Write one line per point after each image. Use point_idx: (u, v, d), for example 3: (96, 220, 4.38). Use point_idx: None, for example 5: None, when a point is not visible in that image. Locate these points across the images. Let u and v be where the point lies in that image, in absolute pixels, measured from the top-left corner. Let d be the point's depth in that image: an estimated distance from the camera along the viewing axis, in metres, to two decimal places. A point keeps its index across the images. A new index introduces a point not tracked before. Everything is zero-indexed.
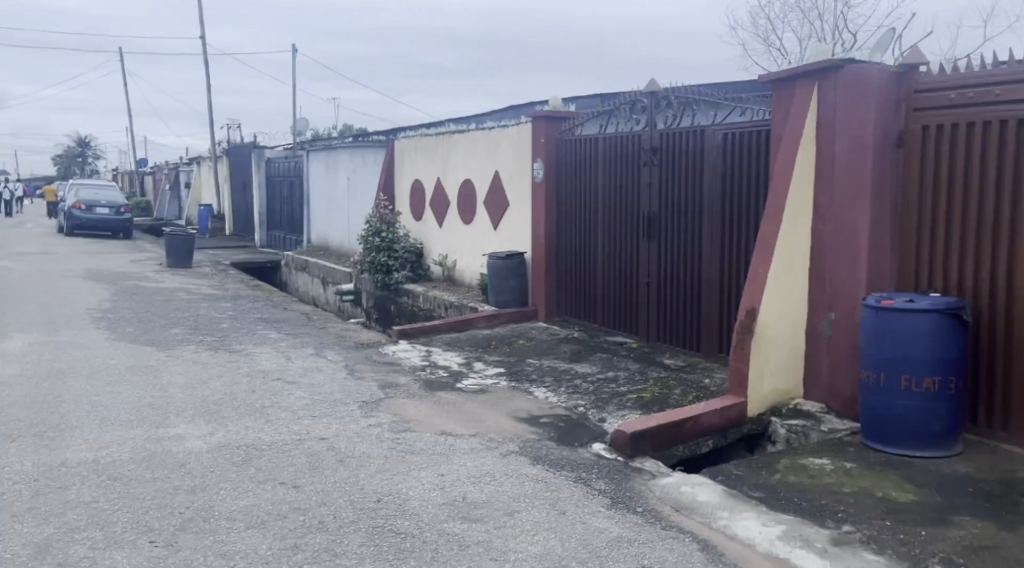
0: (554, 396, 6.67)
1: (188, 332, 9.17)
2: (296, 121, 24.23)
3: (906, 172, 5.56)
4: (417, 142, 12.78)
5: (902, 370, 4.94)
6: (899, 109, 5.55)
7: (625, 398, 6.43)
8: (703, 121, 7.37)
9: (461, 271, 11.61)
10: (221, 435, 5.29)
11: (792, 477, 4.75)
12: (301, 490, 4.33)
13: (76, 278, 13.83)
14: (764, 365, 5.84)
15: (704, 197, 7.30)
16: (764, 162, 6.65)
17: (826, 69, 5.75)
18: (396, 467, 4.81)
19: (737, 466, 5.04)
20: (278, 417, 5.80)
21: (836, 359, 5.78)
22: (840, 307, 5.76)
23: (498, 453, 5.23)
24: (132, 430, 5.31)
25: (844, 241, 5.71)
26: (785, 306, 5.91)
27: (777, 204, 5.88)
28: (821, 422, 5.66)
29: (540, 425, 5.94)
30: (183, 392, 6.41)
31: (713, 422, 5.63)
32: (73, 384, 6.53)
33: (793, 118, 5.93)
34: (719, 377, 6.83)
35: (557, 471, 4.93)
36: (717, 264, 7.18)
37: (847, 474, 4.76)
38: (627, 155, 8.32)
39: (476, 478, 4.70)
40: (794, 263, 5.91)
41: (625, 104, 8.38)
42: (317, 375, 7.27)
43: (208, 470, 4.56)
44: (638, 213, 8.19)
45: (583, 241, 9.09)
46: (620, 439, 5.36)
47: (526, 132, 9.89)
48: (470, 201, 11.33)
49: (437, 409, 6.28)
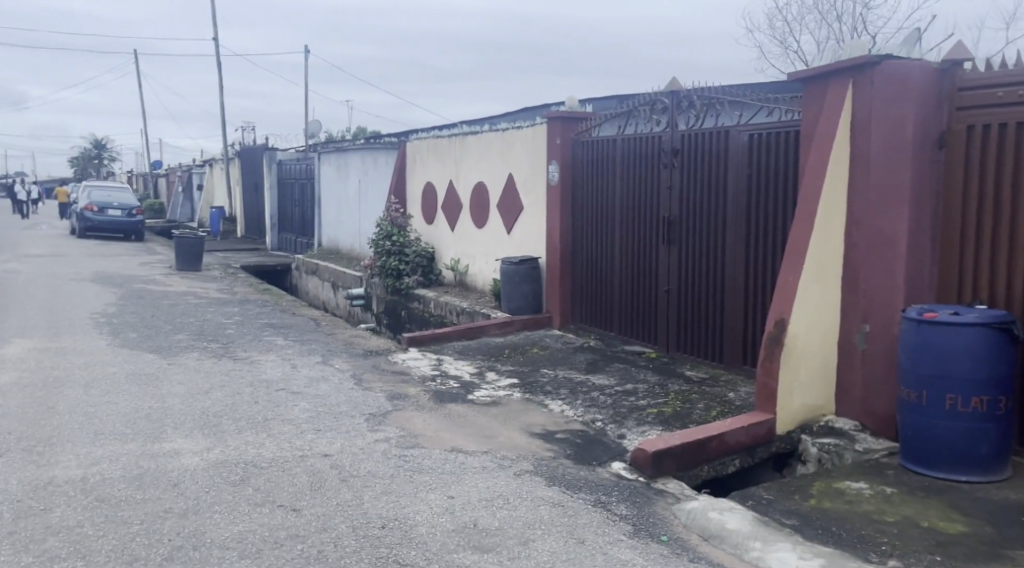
0: (570, 410, 6.35)
1: (193, 338, 8.91)
2: (309, 123, 24.07)
3: (948, 174, 5.24)
4: (429, 144, 12.52)
5: (946, 388, 4.59)
6: (940, 108, 5.23)
7: (644, 413, 6.11)
8: (728, 121, 7.04)
9: (473, 276, 11.32)
10: (219, 450, 5.01)
11: (827, 503, 4.41)
12: (301, 514, 4.04)
13: (83, 281, 13.65)
14: (794, 379, 5.51)
15: (729, 200, 6.97)
16: (792, 162, 6.30)
17: (859, 65, 5.39)
18: (403, 488, 4.51)
19: (768, 489, 4.70)
20: (280, 431, 5.52)
21: (871, 374, 5.44)
22: (876, 318, 5.40)
23: (511, 472, 4.93)
24: (126, 445, 5.03)
25: (879, 248, 5.36)
26: (817, 317, 5.57)
27: (809, 208, 5.53)
28: (856, 441, 5.31)
29: (555, 441, 5.63)
30: (183, 403, 6.14)
31: (740, 440, 5.31)
32: (69, 394, 6.27)
33: (826, 118, 5.57)
34: (744, 391, 6.48)
35: (575, 494, 4.61)
36: (741, 270, 6.85)
37: (888, 500, 4.42)
38: (647, 156, 8.00)
39: (488, 501, 4.39)
40: (827, 271, 5.56)
41: (645, 104, 8.07)
42: (323, 385, 6.98)
43: (202, 491, 4.28)
44: (658, 217, 7.87)
45: (600, 245, 8.77)
46: (640, 457, 5.06)
47: (541, 133, 9.59)
48: (482, 204, 11.04)
49: (447, 423, 5.98)
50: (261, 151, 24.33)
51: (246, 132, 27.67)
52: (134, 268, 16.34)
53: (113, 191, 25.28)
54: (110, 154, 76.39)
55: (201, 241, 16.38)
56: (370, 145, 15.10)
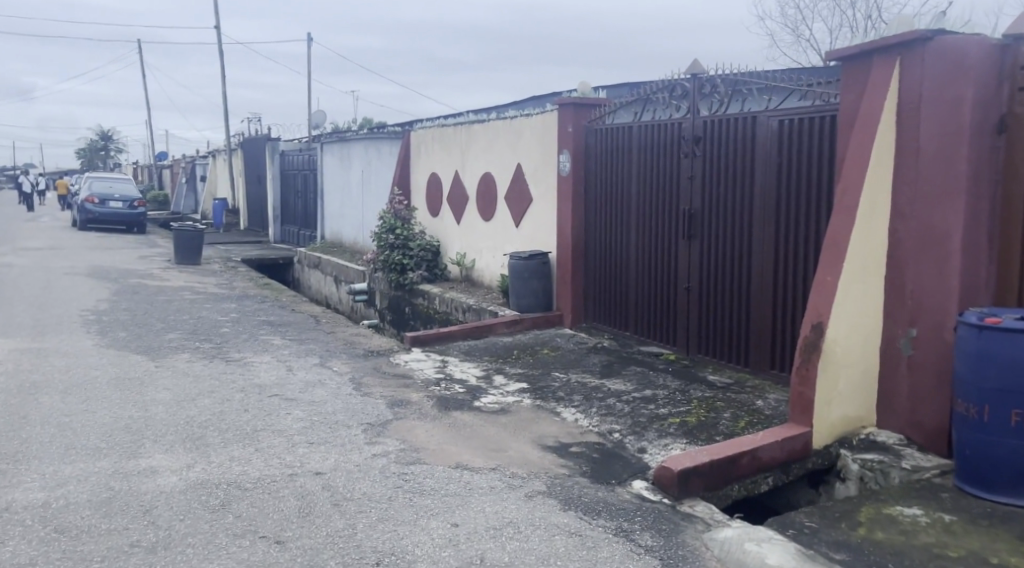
0: (585, 419, 5.86)
1: (185, 338, 8.44)
2: (312, 114, 23.57)
3: (1009, 161, 4.74)
4: (434, 133, 12.00)
5: (1012, 403, 4.10)
6: (1000, 89, 4.74)
7: (666, 423, 5.61)
8: (756, 107, 6.53)
9: (480, 271, 10.83)
10: (200, 468, 4.54)
11: (879, 534, 3.91)
12: (285, 547, 3.57)
13: (78, 276, 13.20)
14: (832, 390, 5.00)
15: (757, 191, 6.46)
16: (828, 150, 5.78)
17: (910, 41, 4.87)
18: (402, 514, 4.03)
19: (810, 516, 4.20)
20: (270, 444, 5.05)
21: (919, 384, 4.95)
22: (925, 321, 4.90)
23: (522, 494, 4.44)
24: (97, 462, 4.57)
25: (928, 245, 4.86)
26: (857, 321, 5.05)
27: (850, 201, 5.00)
28: (902, 458, 4.79)
29: (569, 456, 5.14)
30: (167, 412, 5.67)
31: (774, 456, 4.82)
32: (44, 401, 5.81)
33: (870, 101, 5.04)
34: (774, 398, 5.97)
35: (593, 520, 4.12)
36: (769, 268, 6.33)
37: (948, 531, 3.92)
38: (666, 144, 7.50)
39: (497, 530, 3.90)
40: (869, 270, 5.05)
41: (663, 88, 7.55)
42: (319, 390, 6.51)
43: (175, 519, 3.81)
44: (678, 210, 7.35)
45: (614, 239, 8.27)
46: (665, 477, 4.57)
47: (550, 120, 9.09)
48: (489, 196, 10.55)
49: (452, 434, 5.51)
50: (263, 140, 23.77)
51: (250, 123, 27.11)
52: (132, 261, 15.91)
53: (115, 182, 24.83)
54: (117, 144, 76.03)
55: (200, 233, 15.91)
56: (373, 134, 14.56)
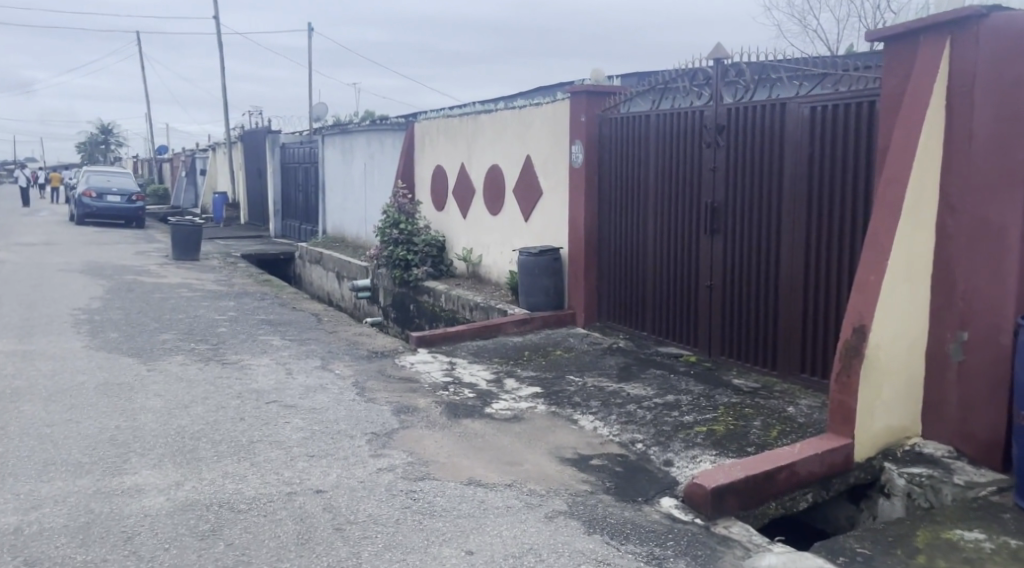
0: (604, 428, 5.47)
1: (180, 338, 8.05)
2: (315, 106, 23.17)
3: None
4: (439, 123, 11.58)
5: None
6: None
7: (691, 432, 5.22)
8: (784, 93, 6.13)
9: (487, 267, 10.45)
10: (190, 487, 4.17)
11: (941, 563, 3.53)
12: None
13: (73, 273, 12.81)
14: (875, 397, 4.61)
15: (785, 182, 6.06)
16: (865, 138, 5.37)
17: (961, 19, 4.47)
18: (410, 540, 3.65)
19: (860, 541, 3.81)
20: (267, 458, 4.67)
21: (970, 391, 4.55)
22: (977, 323, 4.50)
23: (542, 515, 4.06)
24: (78, 481, 4.19)
25: (981, 240, 4.45)
26: (902, 324, 4.65)
27: (896, 193, 4.58)
28: (953, 472, 4.39)
29: (591, 469, 4.76)
30: (156, 422, 5.28)
31: (813, 471, 4.41)
32: (24, 410, 5.43)
33: (918, 84, 4.63)
34: (806, 405, 5.58)
35: (621, 546, 3.74)
36: (799, 266, 5.94)
37: (1017, 559, 3.54)
38: (686, 133, 7.09)
39: (516, 559, 3.53)
40: (915, 268, 4.65)
41: (684, 74, 7.14)
42: (320, 396, 6.12)
43: (159, 548, 3.44)
44: (700, 203, 6.94)
45: (630, 233, 7.87)
46: (698, 494, 4.18)
47: (561, 109, 8.68)
48: (497, 189, 10.15)
49: (463, 445, 5.13)
50: (263, 133, 23.39)
51: (251, 116, 26.70)
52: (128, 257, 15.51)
53: (112, 175, 24.43)
54: (117, 137, 75.57)
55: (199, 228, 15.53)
56: (376, 126, 14.17)
